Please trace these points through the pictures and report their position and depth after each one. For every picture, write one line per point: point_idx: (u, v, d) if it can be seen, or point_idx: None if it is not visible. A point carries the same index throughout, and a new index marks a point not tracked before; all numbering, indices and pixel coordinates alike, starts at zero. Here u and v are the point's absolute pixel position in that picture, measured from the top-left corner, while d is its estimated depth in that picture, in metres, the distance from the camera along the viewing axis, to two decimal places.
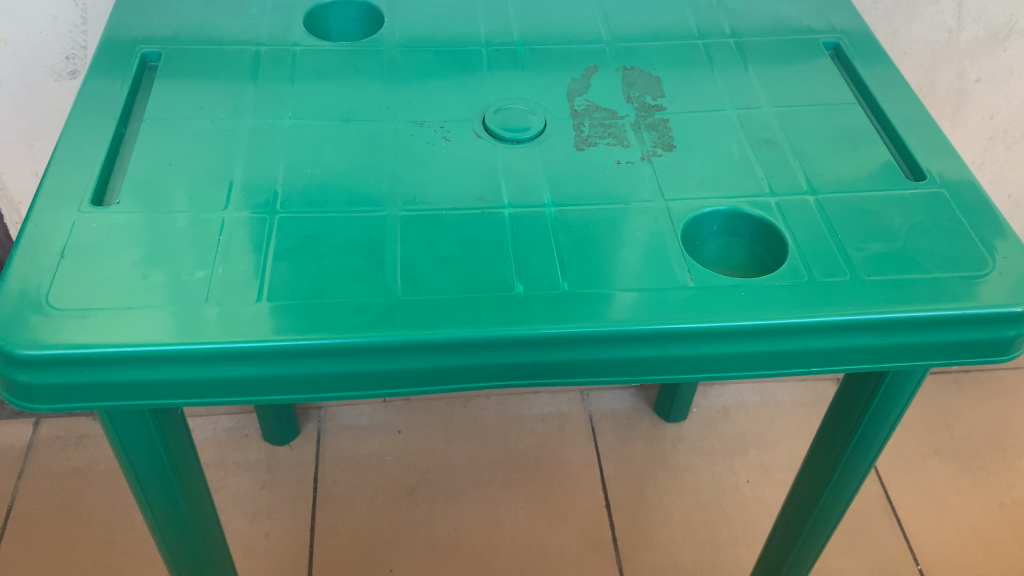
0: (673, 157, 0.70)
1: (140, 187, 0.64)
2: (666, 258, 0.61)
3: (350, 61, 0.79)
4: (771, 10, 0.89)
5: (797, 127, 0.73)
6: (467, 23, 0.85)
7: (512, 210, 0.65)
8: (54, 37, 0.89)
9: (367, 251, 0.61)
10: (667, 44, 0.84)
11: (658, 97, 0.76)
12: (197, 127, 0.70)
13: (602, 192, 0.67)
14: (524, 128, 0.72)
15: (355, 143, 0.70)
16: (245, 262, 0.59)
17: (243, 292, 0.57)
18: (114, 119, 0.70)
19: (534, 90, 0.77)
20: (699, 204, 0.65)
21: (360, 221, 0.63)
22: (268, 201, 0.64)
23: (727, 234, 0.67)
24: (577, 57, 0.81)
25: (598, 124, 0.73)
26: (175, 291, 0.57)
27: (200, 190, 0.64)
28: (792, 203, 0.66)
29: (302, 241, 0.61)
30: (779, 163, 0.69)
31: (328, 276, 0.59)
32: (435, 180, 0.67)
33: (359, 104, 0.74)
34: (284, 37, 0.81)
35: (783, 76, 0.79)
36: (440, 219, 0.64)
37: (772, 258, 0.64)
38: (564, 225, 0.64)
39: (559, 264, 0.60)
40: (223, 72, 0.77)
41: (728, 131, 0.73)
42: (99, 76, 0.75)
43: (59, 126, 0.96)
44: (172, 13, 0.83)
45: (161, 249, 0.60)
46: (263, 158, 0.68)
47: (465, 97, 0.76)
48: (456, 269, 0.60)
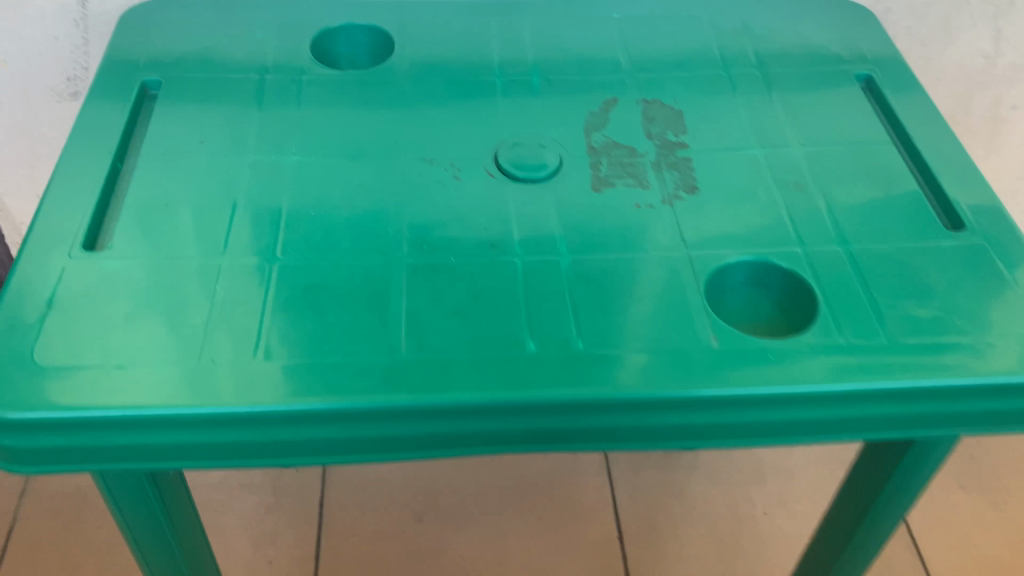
0: (695, 201, 0.66)
1: (134, 231, 0.61)
2: (686, 315, 0.57)
3: (357, 91, 0.76)
4: (800, 37, 0.84)
5: (828, 169, 0.69)
6: (481, 49, 0.82)
7: (524, 258, 0.61)
8: (54, 58, 0.86)
9: (370, 303, 0.58)
10: (691, 73, 0.80)
11: (680, 133, 0.72)
12: (195, 164, 0.67)
13: (619, 238, 0.63)
14: (538, 167, 0.68)
15: (361, 183, 0.67)
16: (242, 315, 0.56)
17: (239, 349, 0.54)
18: (110, 155, 0.67)
19: (550, 125, 0.73)
20: (722, 255, 0.61)
21: (363, 270, 0.60)
22: (268, 246, 0.61)
23: (753, 286, 0.63)
24: (595, 87, 0.77)
25: (616, 163, 0.69)
26: (168, 347, 0.54)
27: (198, 234, 0.61)
28: (822, 254, 0.62)
29: (303, 291, 0.58)
30: (808, 208, 0.66)
31: (328, 331, 0.55)
32: (444, 225, 0.64)
33: (366, 138, 0.71)
34: (290, 64, 0.78)
35: (814, 111, 0.75)
36: (448, 268, 0.60)
37: (800, 314, 0.60)
38: (579, 275, 0.60)
39: (573, 321, 0.57)
40: (224, 103, 0.73)
41: (754, 172, 0.69)
42: (95, 107, 0.72)
43: (60, 145, 0.94)
44: (175, 37, 0.80)
45: (154, 300, 0.56)
46: (264, 199, 0.65)
47: (477, 131, 0.72)
48: (464, 324, 0.56)
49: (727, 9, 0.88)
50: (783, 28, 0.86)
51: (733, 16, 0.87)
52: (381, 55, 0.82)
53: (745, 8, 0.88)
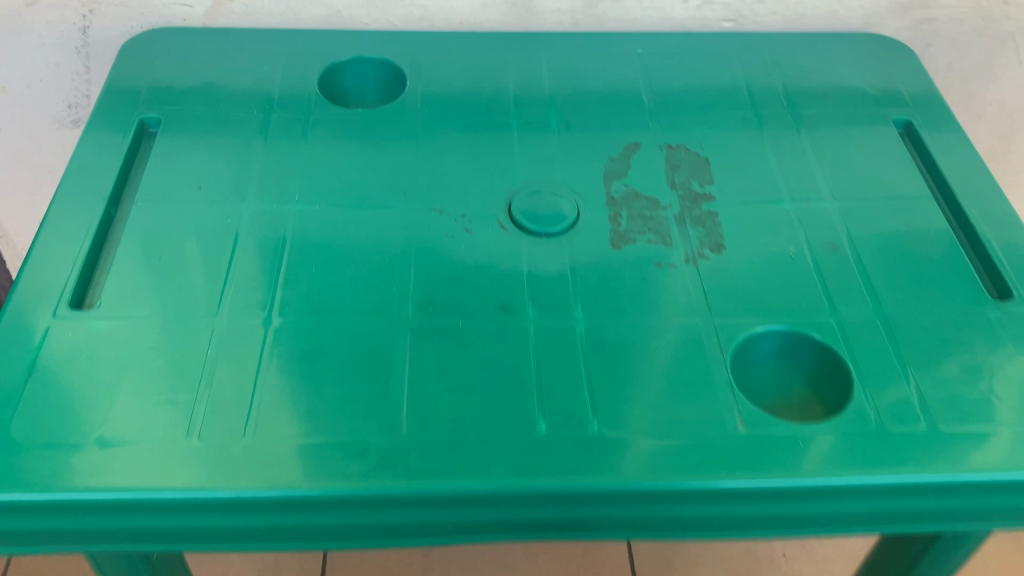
0: (721, 261, 0.62)
1: (125, 288, 0.58)
2: (710, 394, 0.54)
3: (364, 131, 0.71)
4: (836, 74, 0.80)
5: (864, 227, 0.64)
6: (497, 83, 0.77)
7: (537, 323, 0.57)
8: (55, 85, 0.83)
9: (371, 374, 0.54)
10: (718, 116, 0.75)
11: (705, 183, 0.68)
12: (192, 213, 0.64)
13: (639, 302, 0.59)
14: (554, 220, 0.64)
15: (366, 235, 0.63)
16: (234, 384, 0.53)
17: (229, 424, 0.50)
18: (103, 202, 0.63)
19: (566, 173, 0.69)
20: (750, 324, 0.58)
21: (365, 334, 0.56)
22: (265, 306, 0.57)
23: (783, 357, 0.59)
24: (617, 129, 0.73)
25: (637, 216, 0.65)
26: (153, 422, 0.50)
27: (191, 292, 0.58)
28: (857, 325, 0.58)
29: (300, 358, 0.54)
30: (843, 272, 0.61)
31: (325, 405, 0.52)
32: (452, 282, 0.60)
33: (373, 184, 0.67)
34: (293, 99, 0.74)
35: (849, 160, 0.71)
36: (455, 332, 0.56)
37: (833, 391, 0.56)
38: (595, 345, 0.56)
39: (588, 397, 0.53)
40: (224, 142, 0.70)
41: (784, 229, 0.64)
42: (89, 145, 0.68)
43: (60, 171, 0.91)
44: (173, 65, 0.76)
45: (142, 368, 0.53)
46: (264, 254, 0.61)
47: (490, 178, 0.68)
48: (470, 399, 0.53)
49: (758, 42, 0.82)
50: (818, 65, 0.80)
51: (764, 50, 0.82)
52: (394, 91, 0.78)
53: (777, 41, 0.83)
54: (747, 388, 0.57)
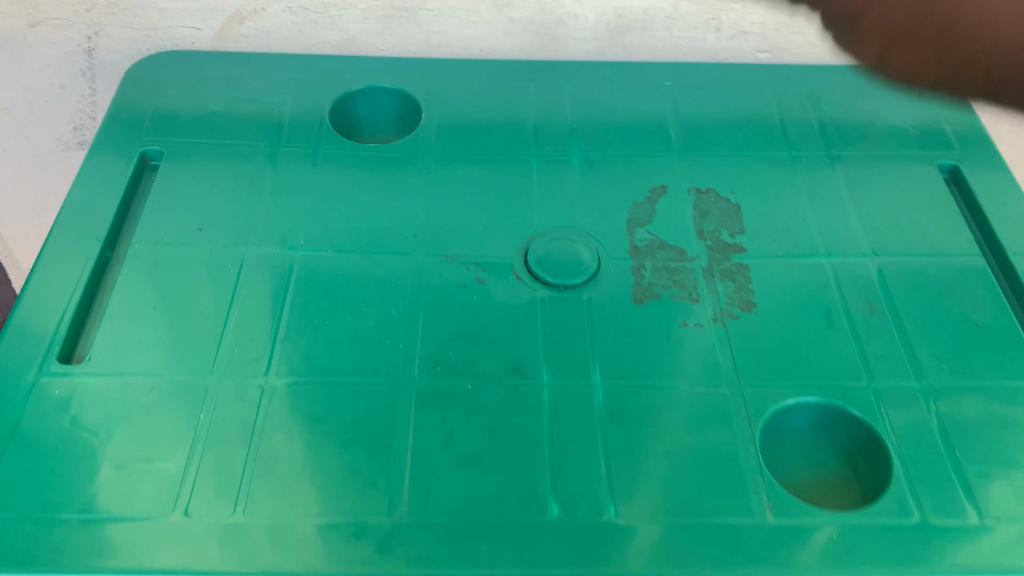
0: (752, 322, 0.57)
1: (116, 339, 0.54)
2: (735, 475, 0.50)
3: (374, 168, 0.67)
4: (878, 110, 0.74)
5: (907, 288, 0.60)
6: (516, 115, 0.73)
7: (552, 387, 0.53)
8: (60, 107, 0.80)
9: (372, 443, 0.50)
10: (752, 157, 0.70)
11: (735, 233, 0.64)
12: (191, 256, 0.60)
13: (662, 365, 0.55)
14: (574, 271, 0.60)
15: (372, 283, 0.59)
16: (226, 451, 0.49)
17: (220, 499, 0.47)
18: (98, 244, 0.60)
19: (588, 216, 0.64)
20: (780, 395, 0.54)
21: (368, 397, 0.52)
22: (262, 361, 0.54)
23: (815, 429, 0.55)
24: (640, 170, 0.68)
25: (662, 267, 0.61)
26: (140, 494, 0.47)
27: (185, 345, 0.54)
28: (896, 399, 0.54)
29: (297, 423, 0.51)
30: (882, 338, 0.57)
31: (323, 479, 0.49)
32: (462, 339, 0.56)
33: (382, 227, 0.63)
34: (302, 131, 0.70)
35: (891, 209, 0.66)
36: (464, 396, 0.53)
37: (870, 471, 0.52)
38: (613, 414, 0.52)
39: (604, 475, 0.49)
40: (228, 177, 0.66)
41: (819, 287, 0.60)
42: (86, 180, 0.64)
43: (65, 192, 0.88)
44: (176, 91, 0.72)
45: (130, 431, 0.50)
46: (263, 299, 0.57)
47: (503, 221, 0.64)
48: (477, 475, 0.49)
49: (795, 76, 0.78)
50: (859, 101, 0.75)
51: (801, 85, 0.77)
52: (409, 123, 0.74)
53: (816, 75, 0.78)
54: (778, 464, 0.53)
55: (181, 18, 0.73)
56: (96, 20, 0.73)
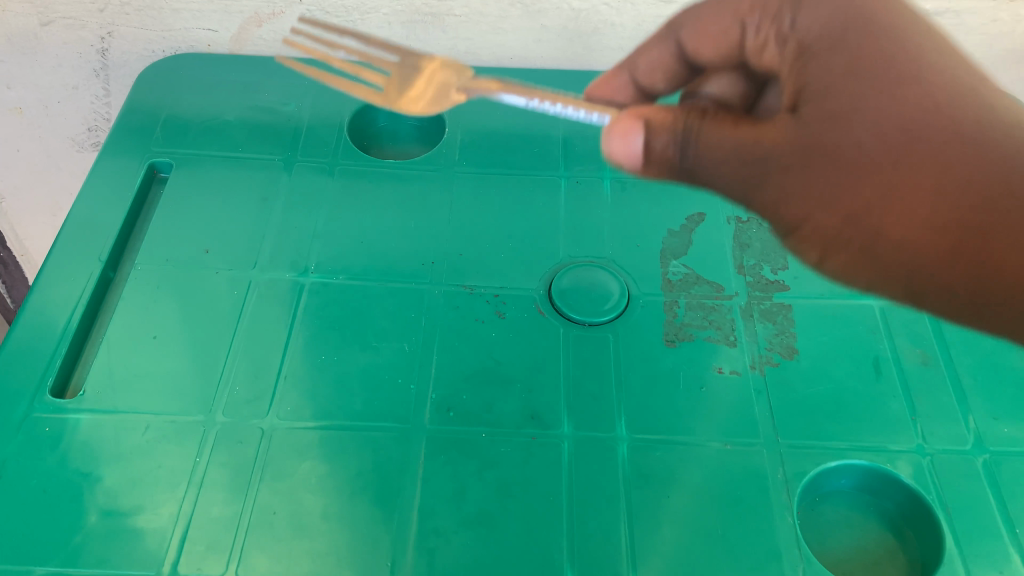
0: (793, 371, 0.53)
1: (112, 372, 0.51)
2: (768, 550, 0.46)
3: (392, 185, 0.63)
4: None
5: (965, 335, 0.55)
6: (545, 128, 0.68)
7: (573, 437, 0.50)
8: (73, 107, 0.77)
9: (377, 498, 0.47)
10: None
11: (779, 267, 0.58)
12: (195, 279, 0.56)
13: (693, 417, 0.51)
14: (600, 307, 0.56)
15: (385, 314, 0.55)
16: (221, 502, 0.46)
17: (214, 555, 0.45)
18: (99, 264, 0.57)
19: (618, 247, 0.60)
20: (821, 457, 0.49)
21: (376, 444, 0.49)
22: (264, 402, 0.50)
23: (859, 492, 0.51)
24: (678, 195, 0.63)
25: (697, 305, 0.56)
26: (129, 548, 0.45)
27: (183, 380, 0.51)
28: (948, 466, 0.49)
29: (298, 472, 0.48)
30: (935, 395, 0.52)
31: (322, 537, 0.45)
32: (478, 381, 0.52)
33: (398, 251, 0.59)
34: (317, 144, 0.66)
35: None
36: (478, 445, 0.49)
37: (919, 543, 0.48)
38: (637, 473, 0.48)
39: (626, 544, 0.46)
40: (237, 192, 0.62)
41: (868, 332, 0.55)
42: (91, 194, 0.61)
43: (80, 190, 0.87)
44: (190, 100, 0.69)
45: (121, 476, 0.47)
46: (268, 329, 0.54)
47: (528, 248, 0.60)
48: (490, 538, 0.46)
49: None
50: None
51: None
52: (433, 136, 0.71)
53: None
54: (815, 529, 0.49)
55: (197, 19, 0.69)
56: (110, 21, 0.69)
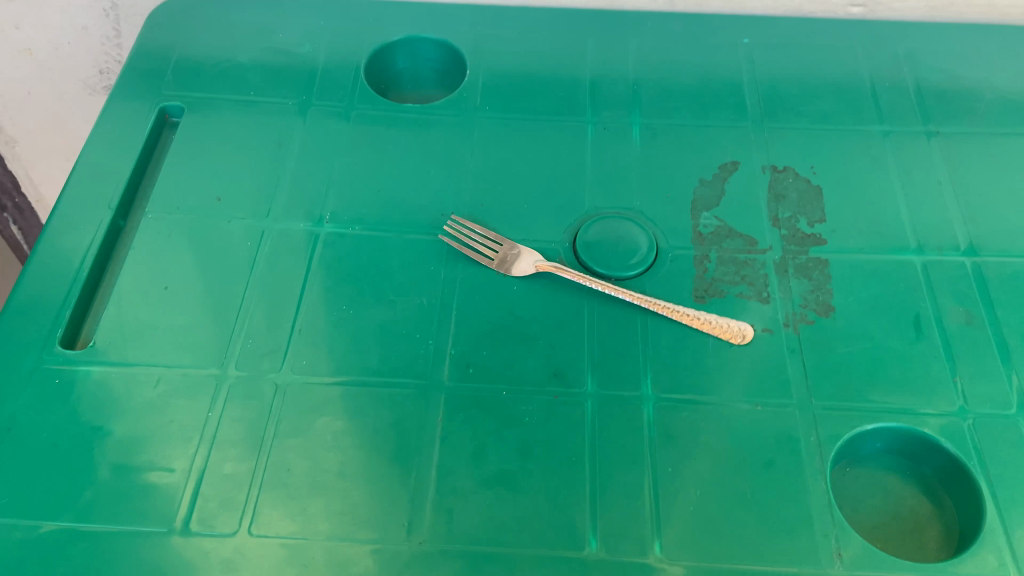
0: (829, 330, 0.50)
1: (123, 324, 0.50)
2: (800, 515, 0.44)
3: (411, 133, 0.60)
4: (988, 73, 0.64)
5: (1012, 295, 0.52)
6: (571, 71, 0.65)
7: (598, 397, 0.48)
8: (84, 48, 0.75)
9: (394, 456, 0.45)
10: (840, 130, 0.61)
11: (816, 220, 0.56)
12: (208, 229, 0.55)
13: (723, 377, 0.49)
14: (627, 262, 0.53)
15: (403, 268, 0.53)
16: (234, 458, 0.45)
17: (226, 513, 0.43)
18: (110, 213, 0.55)
19: (647, 198, 0.57)
20: (857, 419, 0.47)
21: (393, 402, 0.47)
22: (278, 356, 0.49)
23: (896, 456, 0.49)
24: (710, 143, 0.60)
25: (729, 260, 0.54)
26: (140, 504, 0.44)
27: (195, 333, 0.50)
28: (992, 431, 0.47)
29: (312, 429, 0.46)
30: (980, 356, 0.49)
31: (337, 496, 0.44)
32: (499, 337, 0.50)
33: (416, 201, 0.57)
34: (333, 89, 0.63)
35: (998, 199, 0.57)
36: (498, 405, 0.47)
37: (959, 510, 0.46)
38: (664, 433, 0.47)
39: (652, 507, 0.44)
40: (251, 138, 0.60)
41: (909, 289, 0.52)
42: (101, 140, 0.59)
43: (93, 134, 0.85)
44: (203, 41, 0.66)
45: (133, 431, 0.46)
46: (282, 282, 0.52)
47: (552, 199, 0.57)
48: (511, 499, 0.44)
49: (891, 33, 0.67)
50: (965, 69, 0.65)
51: (899, 43, 0.66)
52: (454, 80, 0.68)
53: (918, 33, 0.67)
54: (849, 494, 0.47)
55: None
56: None
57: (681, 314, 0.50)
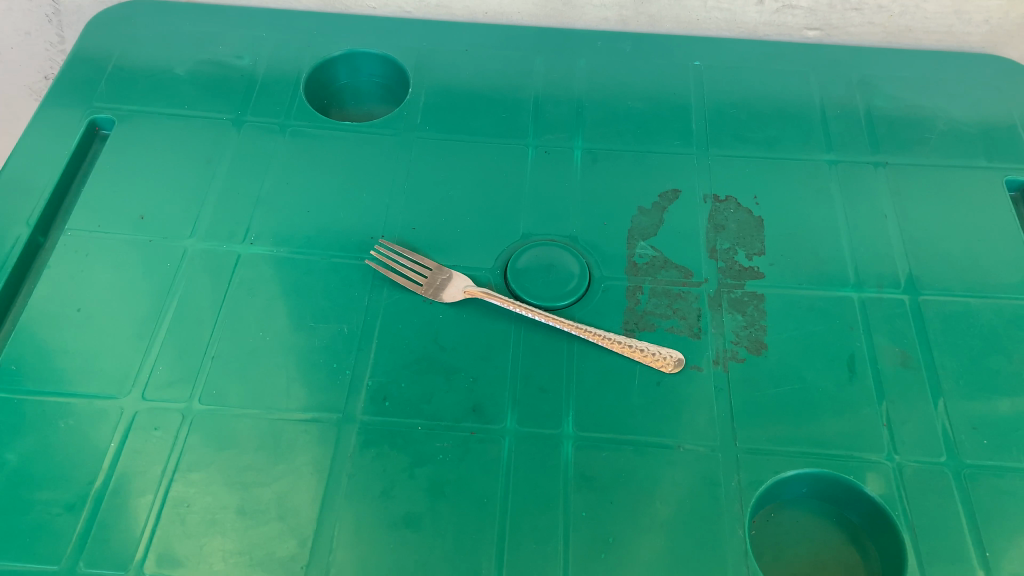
0: (759, 369, 0.49)
1: (30, 348, 0.48)
2: (713, 565, 0.43)
3: (346, 151, 0.59)
4: (941, 105, 0.63)
5: (949, 338, 0.50)
6: (515, 91, 0.63)
7: (515, 435, 0.46)
8: (27, 54, 0.72)
9: (297, 494, 0.44)
10: (786, 159, 0.59)
11: (754, 253, 0.54)
12: (126, 248, 0.53)
13: (646, 416, 0.47)
14: (557, 291, 0.52)
15: (326, 293, 0.51)
16: (132, 493, 0.44)
17: (118, 551, 0.42)
18: (27, 229, 0.54)
19: (584, 225, 0.55)
20: (781, 464, 0.46)
21: (302, 437, 0.46)
22: (187, 384, 0.47)
23: (822, 501, 0.47)
24: (652, 170, 0.58)
25: (662, 291, 0.52)
26: (31, 540, 0.42)
27: (103, 359, 0.48)
28: (919, 480, 0.45)
29: (216, 464, 0.45)
30: (912, 399, 0.48)
31: (235, 535, 0.43)
32: (419, 368, 0.49)
33: (345, 222, 0.55)
34: (269, 104, 0.61)
35: (943, 233, 0.55)
36: (412, 442, 0.46)
37: (882, 559, 0.45)
38: (581, 475, 0.45)
39: (562, 554, 0.43)
40: (180, 154, 0.58)
41: (845, 328, 0.51)
42: (26, 153, 0.58)
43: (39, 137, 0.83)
44: (140, 50, 0.64)
45: (30, 461, 0.44)
46: (199, 305, 0.51)
47: (486, 224, 0.55)
48: (415, 543, 0.43)
49: (847, 59, 0.66)
50: (919, 97, 0.63)
51: (854, 69, 0.65)
52: (397, 95, 0.67)
53: (872, 61, 0.65)
54: (771, 542, 0.46)
55: None
56: None
57: (611, 341, 0.49)
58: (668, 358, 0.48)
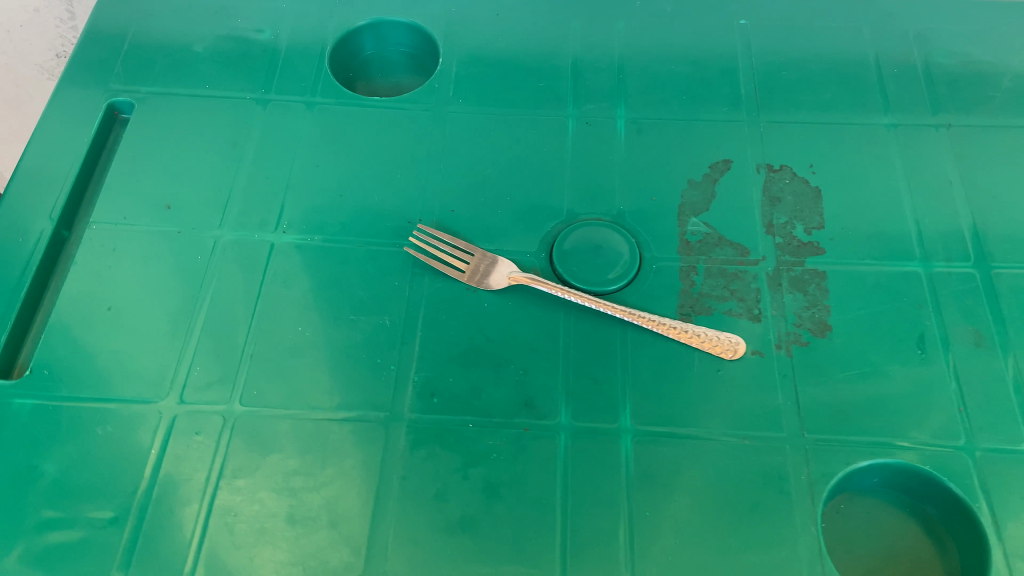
0: (824, 352, 0.46)
1: (62, 350, 0.46)
2: (786, 564, 0.41)
3: (379, 127, 0.56)
4: (1004, 60, 0.59)
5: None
6: (552, 57, 0.60)
7: (571, 430, 0.44)
8: (37, 32, 0.69)
9: (348, 500, 0.42)
10: (843, 123, 0.56)
11: (813, 226, 0.51)
12: (154, 240, 0.51)
13: (707, 408, 0.45)
14: (607, 274, 0.49)
15: (365, 282, 0.49)
16: (177, 502, 0.42)
17: (167, 564, 0.40)
18: (51, 223, 0.51)
19: (631, 202, 0.53)
20: (852, 454, 0.43)
21: (349, 439, 0.44)
22: (226, 386, 0.45)
23: (896, 491, 0.45)
24: (701, 139, 0.55)
25: (718, 271, 0.49)
26: (76, 555, 0.41)
27: (138, 360, 0.46)
28: (999, 469, 0.43)
29: (261, 470, 0.43)
30: (989, 382, 0.46)
31: (286, 545, 0.41)
32: (466, 361, 0.46)
33: (380, 205, 0.52)
34: (294, 80, 0.58)
35: (1013, 200, 0.52)
36: (464, 440, 0.44)
37: (962, 554, 0.42)
38: (642, 472, 0.43)
39: (626, 555, 0.41)
40: (204, 137, 0.55)
41: (913, 306, 0.48)
42: (44, 142, 0.55)
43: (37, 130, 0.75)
44: (156, 26, 0.61)
45: (70, 471, 0.43)
46: (234, 300, 0.48)
47: (528, 204, 0.53)
48: (473, 548, 0.41)
49: (902, 11, 0.62)
50: (981, 52, 0.59)
51: (910, 22, 0.61)
52: (427, 66, 0.63)
53: (931, 13, 0.61)
54: (843, 535, 0.44)
55: None
56: None
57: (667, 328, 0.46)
58: (728, 344, 0.46)
